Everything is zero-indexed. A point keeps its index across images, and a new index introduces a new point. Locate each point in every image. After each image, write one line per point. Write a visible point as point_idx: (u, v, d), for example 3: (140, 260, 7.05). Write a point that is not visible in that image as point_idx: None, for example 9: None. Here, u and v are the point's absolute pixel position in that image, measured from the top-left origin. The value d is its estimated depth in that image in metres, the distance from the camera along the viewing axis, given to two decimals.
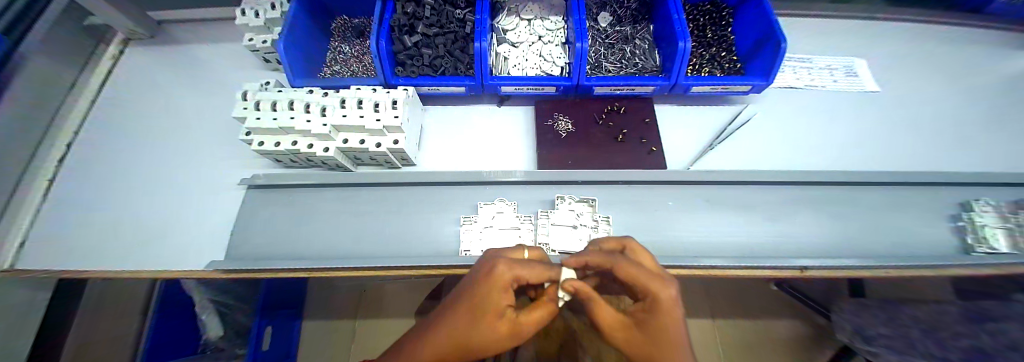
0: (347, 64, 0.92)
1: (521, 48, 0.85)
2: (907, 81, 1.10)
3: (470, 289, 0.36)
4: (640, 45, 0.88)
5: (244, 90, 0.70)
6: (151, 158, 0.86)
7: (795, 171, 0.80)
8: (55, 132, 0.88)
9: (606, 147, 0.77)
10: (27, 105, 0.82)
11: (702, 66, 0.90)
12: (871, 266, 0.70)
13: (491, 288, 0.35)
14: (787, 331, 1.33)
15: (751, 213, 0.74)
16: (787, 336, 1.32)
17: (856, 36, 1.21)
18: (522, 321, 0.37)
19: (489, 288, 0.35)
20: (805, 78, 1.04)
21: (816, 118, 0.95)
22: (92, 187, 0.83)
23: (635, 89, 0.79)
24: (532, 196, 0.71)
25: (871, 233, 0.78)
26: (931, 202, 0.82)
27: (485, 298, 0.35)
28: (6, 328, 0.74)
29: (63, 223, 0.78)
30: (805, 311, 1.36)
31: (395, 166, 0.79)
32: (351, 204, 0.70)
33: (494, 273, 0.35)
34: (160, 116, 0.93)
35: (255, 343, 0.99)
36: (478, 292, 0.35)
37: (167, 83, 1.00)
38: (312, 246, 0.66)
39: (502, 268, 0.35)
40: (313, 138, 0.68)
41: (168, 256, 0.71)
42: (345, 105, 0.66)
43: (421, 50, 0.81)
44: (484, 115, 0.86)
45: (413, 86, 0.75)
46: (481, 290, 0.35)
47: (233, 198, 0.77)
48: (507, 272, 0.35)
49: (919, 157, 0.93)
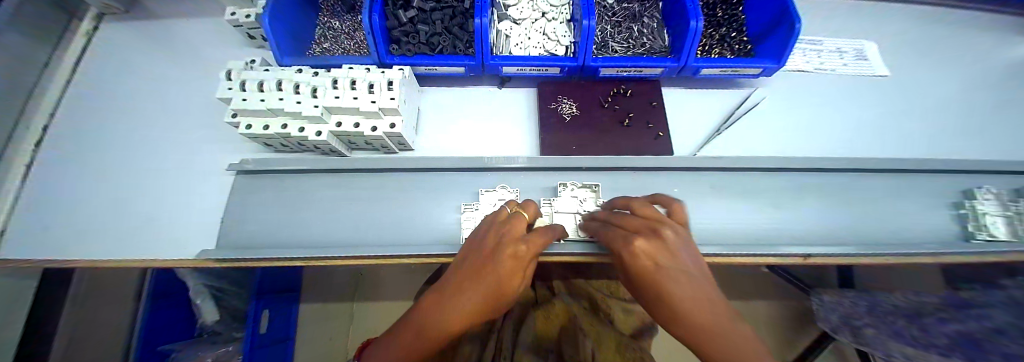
0: (337, 42, 0.86)
1: (523, 25, 0.80)
2: (914, 67, 1.08)
3: (496, 271, 0.38)
4: (648, 24, 0.84)
5: (228, 68, 0.65)
6: (133, 141, 0.81)
7: (801, 158, 0.78)
8: (32, 111, 0.82)
9: (610, 132, 0.75)
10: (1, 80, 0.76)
11: (711, 48, 0.87)
12: (871, 252, 0.70)
13: (515, 271, 0.39)
14: (776, 313, 1.37)
15: (756, 200, 0.73)
16: (776, 317, 1.37)
17: (868, 18, 1.17)
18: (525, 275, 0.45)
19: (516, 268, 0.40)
20: (815, 61, 1.01)
21: (824, 103, 0.93)
22: (73, 170, 0.79)
23: (643, 71, 0.76)
24: (534, 182, 0.70)
25: (873, 220, 0.78)
26: (934, 190, 0.82)
27: (510, 280, 0.39)
28: None
29: (46, 208, 0.74)
30: (795, 293, 1.40)
31: (392, 151, 0.76)
32: (346, 190, 0.67)
33: (518, 257, 0.40)
34: (138, 99, 0.88)
35: (252, 327, 0.95)
36: (504, 278, 0.38)
37: (145, 62, 0.93)
38: (306, 234, 0.64)
39: (525, 249, 0.41)
40: (304, 121, 0.64)
41: (156, 245, 0.68)
42: (337, 86, 0.62)
43: (417, 27, 0.76)
44: (485, 97, 0.82)
45: (409, 66, 0.70)
46: (507, 275, 0.39)
47: (222, 185, 0.74)
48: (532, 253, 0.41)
49: (922, 144, 0.93)
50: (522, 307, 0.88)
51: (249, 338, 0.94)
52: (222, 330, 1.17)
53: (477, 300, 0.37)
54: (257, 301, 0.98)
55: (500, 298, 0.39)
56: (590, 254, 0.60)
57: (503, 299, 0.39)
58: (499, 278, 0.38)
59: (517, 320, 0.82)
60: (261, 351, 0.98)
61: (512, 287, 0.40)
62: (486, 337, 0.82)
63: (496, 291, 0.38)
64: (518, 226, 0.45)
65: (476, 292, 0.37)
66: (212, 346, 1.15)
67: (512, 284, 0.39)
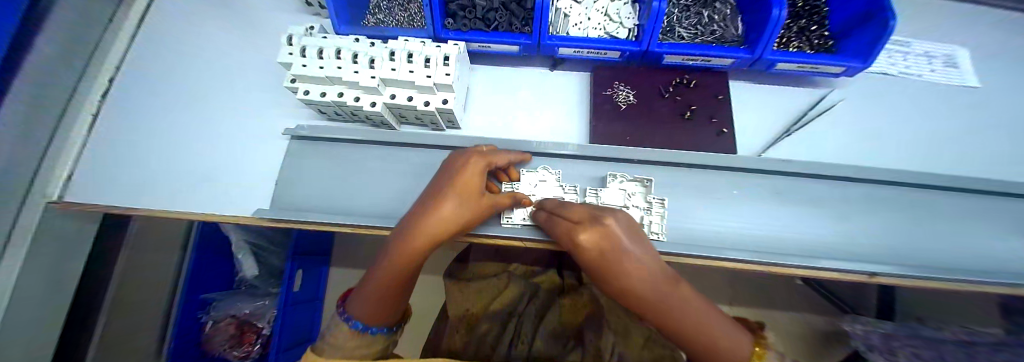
0: (391, 13, 0.84)
1: (583, 5, 0.75)
2: (1014, 81, 0.95)
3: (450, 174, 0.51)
4: (721, 9, 0.77)
5: (289, 33, 0.66)
6: (188, 99, 0.85)
7: (876, 169, 0.72)
8: (98, 64, 0.85)
9: (666, 125, 0.70)
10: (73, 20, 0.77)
11: (788, 40, 0.79)
12: (944, 278, 0.64)
13: (473, 173, 0.49)
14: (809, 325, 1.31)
15: (822, 209, 0.68)
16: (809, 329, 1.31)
17: (967, 19, 1.04)
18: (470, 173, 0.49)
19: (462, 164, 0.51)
20: (900, 63, 0.90)
21: (907, 111, 0.84)
22: (137, 123, 0.83)
23: (711, 60, 0.70)
24: (582, 171, 0.67)
25: (950, 244, 0.71)
26: (1021, 218, 0.74)
27: (469, 179, 0.49)
28: (48, 257, 0.76)
29: (113, 157, 0.79)
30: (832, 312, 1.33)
31: (439, 128, 0.75)
32: (395, 164, 0.67)
33: (471, 162, 0.50)
34: (192, 58, 0.91)
35: (287, 285, 1.02)
36: (461, 176, 0.48)
37: (202, 22, 0.96)
38: (354, 203, 0.65)
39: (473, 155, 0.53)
40: (359, 91, 0.64)
41: (208, 199, 0.71)
42: (394, 58, 0.61)
43: (474, 0, 0.73)
44: (535, 79, 0.79)
45: (463, 41, 0.68)
46: (466, 173, 0.49)
47: (273, 148, 0.76)
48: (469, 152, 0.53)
49: (1015, 166, 0.83)
50: (548, 292, 0.94)
51: (285, 295, 1.02)
52: (258, 285, 1.25)
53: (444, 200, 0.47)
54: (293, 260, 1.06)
55: (463, 195, 0.47)
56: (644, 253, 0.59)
57: (467, 199, 0.48)
58: (458, 181, 0.48)
59: (542, 303, 0.88)
60: (294, 308, 1.07)
61: (473, 185, 0.49)
62: (506, 318, 0.82)
63: (455, 189, 0.47)
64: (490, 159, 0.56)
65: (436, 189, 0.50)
66: (251, 298, 1.24)
67: (473, 183, 0.49)
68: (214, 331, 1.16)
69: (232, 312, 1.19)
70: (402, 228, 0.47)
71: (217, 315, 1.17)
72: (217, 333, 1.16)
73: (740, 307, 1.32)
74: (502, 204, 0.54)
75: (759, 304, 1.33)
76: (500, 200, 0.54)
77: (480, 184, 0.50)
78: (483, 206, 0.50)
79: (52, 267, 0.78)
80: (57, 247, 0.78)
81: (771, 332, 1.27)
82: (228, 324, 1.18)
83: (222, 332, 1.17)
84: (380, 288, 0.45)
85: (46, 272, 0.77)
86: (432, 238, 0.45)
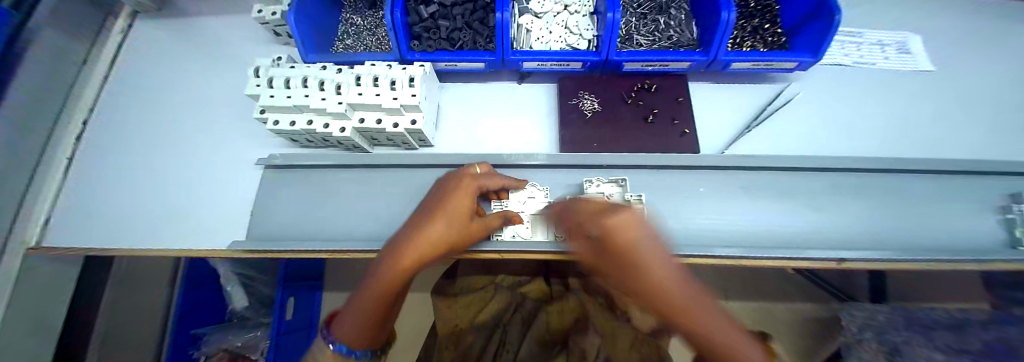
0: (360, 38, 0.86)
1: (544, 19, 0.78)
2: (966, 60, 0.99)
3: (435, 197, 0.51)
4: (676, 15, 0.80)
5: (256, 66, 0.67)
6: (162, 135, 0.85)
7: (834, 158, 0.75)
8: (72, 106, 0.86)
9: (632, 129, 0.72)
10: (44, 69, 0.78)
11: (743, 40, 0.82)
12: (909, 259, 0.66)
13: (464, 196, 0.50)
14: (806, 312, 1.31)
15: (787, 201, 0.70)
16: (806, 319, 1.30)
17: (915, 6, 1.08)
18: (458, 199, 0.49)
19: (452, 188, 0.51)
20: (854, 53, 0.94)
21: (864, 98, 0.87)
22: (111, 162, 0.83)
23: (669, 65, 0.73)
24: (553, 179, 0.68)
25: (914, 224, 0.74)
26: (979, 193, 0.77)
27: (460, 203, 0.49)
28: (30, 302, 0.75)
29: (87, 197, 0.79)
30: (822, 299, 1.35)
31: (412, 147, 0.76)
32: (369, 186, 0.68)
33: (462, 186, 0.51)
34: (166, 92, 0.91)
35: (278, 314, 1.06)
36: (453, 199, 0.48)
37: (174, 57, 0.97)
38: (330, 228, 0.66)
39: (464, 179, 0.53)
40: (328, 118, 0.65)
41: (183, 235, 0.71)
42: (360, 83, 0.63)
43: (437, 22, 0.75)
44: (504, 93, 0.81)
45: (429, 62, 0.70)
46: (458, 197, 0.49)
47: (248, 178, 0.76)
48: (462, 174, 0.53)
49: (974, 144, 0.86)
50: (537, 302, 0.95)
51: (276, 325, 1.05)
52: (251, 316, 1.24)
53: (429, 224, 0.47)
54: (285, 288, 1.11)
55: (452, 218, 0.47)
56: None
57: (457, 223, 0.48)
58: (449, 204, 0.48)
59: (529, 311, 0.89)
60: (289, 336, 1.11)
61: (463, 209, 0.49)
62: (492, 330, 0.84)
63: (445, 213, 0.47)
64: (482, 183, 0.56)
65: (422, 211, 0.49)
66: (241, 330, 1.21)
67: (463, 207, 0.49)
68: None
69: (224, 345, 1.18)
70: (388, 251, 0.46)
71: (207, 350, 1.16)
72: None
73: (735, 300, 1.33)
74: (492, 226, 0.54)
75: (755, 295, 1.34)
76: (490, 222, 0.54)
77: (470, 207, 0.50)
78: (473, 228, 0.51)
79: (38, 316, 0.78)
80: (42, 292, 0.78)
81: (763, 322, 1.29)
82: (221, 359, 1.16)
83: None
84: (364, 313, 0.44)
85: (30, 315, 0.75)
86: (418, 260, 0.44)
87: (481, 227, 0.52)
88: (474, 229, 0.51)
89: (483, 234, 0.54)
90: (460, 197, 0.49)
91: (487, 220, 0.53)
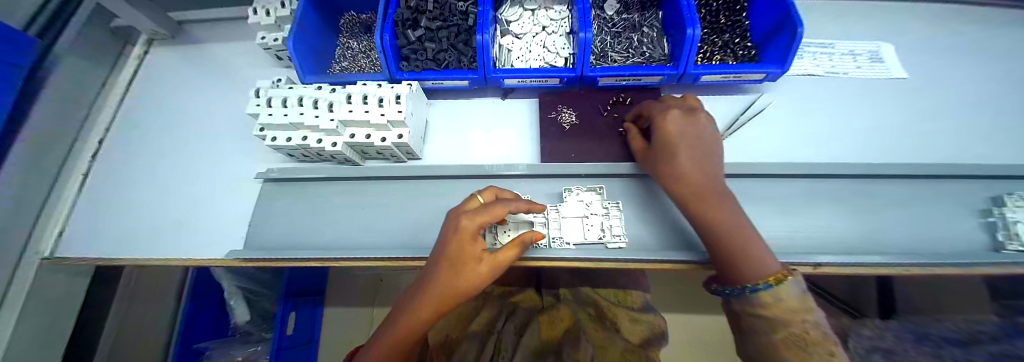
0: (355, 60, 0.93)
1: (524, 40, 0.84)
2: (945, 66, 1.01)
3: (442, 246, 0.46)
4: (648, 33, 0.86)
5: (257, 87, 0.73)
6: (171, 153, 0.91)
7: (806, 164, 0.77)
8: (89, 126, 0.93)
9: (609, 140, 0.76)
10: (66, 92, 0.86)
11: (713, 54, 0.86)
12: (885, 263, 0.67)
13: (467, 240, 0.44)
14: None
15: (759, 207, 0.73)
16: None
17: (887, 17, 1.12)
18: (463, 248, 0.44)
19: (456, 236, 0.44)
20: (826, 64, 0.98)
21: (837, 107, 0.90)
22: (121, 177, 0.89)
23: (641, 79, 0.77)
24: (534, 188, 0.72)
25: (893, 228, 0.74)
26: (958, 197, 0.77)
27: (465, 249, 0.44)
28: (41, 310, 0.80)
29: (98, 211, 0.84)
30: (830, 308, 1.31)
31: (401, 160, 0.81)
32: (358, 197, 0.72)
33: (461, 229, 0.44)
34: (176, 111, 0.98)
35: (279, 329, 1.16)
36: (456, 245, 0.43)
37: (184, 79, 1.04)
38: (322, 237, 0.69)
39: (466, 222, 0.44)
40: (321, 134, 0.70)
41: (185, 245, 0.76)
42: (351, 101, 0.68)
43: (424, 44, 0.81)
44: (489, 108, 0.86)
45: (416, 81, 0.75)
46: (460, 242, 0.44)
47: (247, 191, 0.81)
48: (463, 215, 0.45)
49: (955, 148, 0.86)
50: (529, 311, 0.98)
51: (277, 339, 1.15)
52: (252, 330, 1.28)
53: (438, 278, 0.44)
54: (285, 303, 1.22)
55: (456, 270, 0.43)
56: (604, 261, 0.62)
57: (467, 273, 0.44)
58: (454, 249, 0.44)
59: (520, 324, 0.90)
60: (290, 351, 1.19)
61: (469, 256, 0.44)
62: (486, 337, 0.88)
63: (451, 263, 0.44)
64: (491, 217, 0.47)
65: (434, 262, 0.46)
66: (243, 345, 1.27)
67: (469, 252, 0.44)
68: None
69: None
70: (406, 306, 0.46)
71: None
72: None
73: None
74: (508, 259, 0.48)
75: None
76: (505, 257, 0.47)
77: (476, 250, 0.44)
78: (485, 271, 0.45)
79: (48, 327, 0.83)
80: (54, 301, 0.83)
81: None
82: None
83: None
84: (376, 359, 0.44)
85: (38, 323, 0.80)
86: (435, 313, 0.44)
87: (496, 267, 0.46)
88: (488, 272, 0.45)
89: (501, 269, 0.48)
90: (465, 247, 0.44)
91: (501, 255, 0.47)
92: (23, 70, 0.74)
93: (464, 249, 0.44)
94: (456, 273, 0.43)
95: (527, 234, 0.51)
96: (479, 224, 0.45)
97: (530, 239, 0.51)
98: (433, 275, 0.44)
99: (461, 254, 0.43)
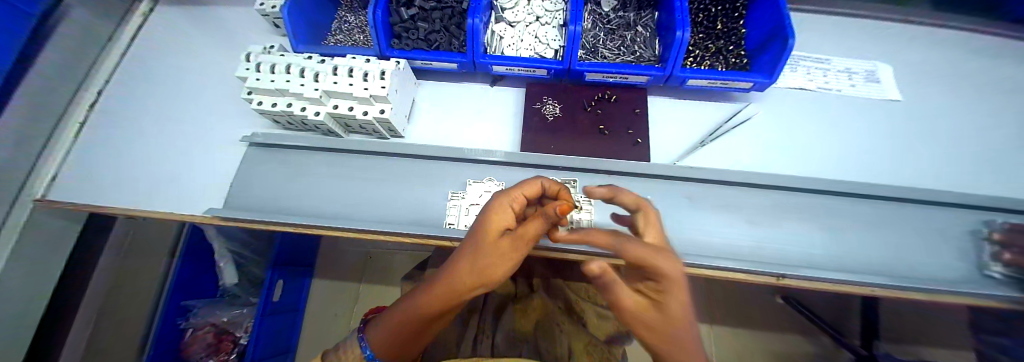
0: (350, 34, 0.94)
1: (517, 28, 0.85)
2: (942, 93, 0.99)
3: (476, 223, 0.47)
4: (641, 33, 0.87)
5: (248, 52, 0.74)
6: (169, 114, 0.92)
7: (784, 175, 0.77)
8: (92, 75, 0.95)
9: (589, 136, 0.77)
10: (76, 39, 0.88)
11: (703, 59, 0.87)
12: (849, 282, 0.66)
13: (495, 210, 0.45)
14: (783, 350, 1.37)
15: (730, 213, 0.73)
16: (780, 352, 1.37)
17: (891, 38, 1.10)
18: (489, 220, 0.44)
19: (487, 210, 0.46)
20: (819, 79, 0.98)
21: (826, 123, 0.90)
22: (115, 131, 0.91)
23: (629, 77, 0.78)
24: (509, 175, 0.73)
25: (866, 247, 0.73)
26: (938, 223, 0.76)
27: (490, 218, 0.44)
28: (35, 248, 0.84)
29: (93, 158, 0.87)
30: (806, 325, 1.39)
31: (384, 137, 0.82)
32: (337, 169, 0.74)
33: (496, 200, 0.46)
34: (175, 72, 1.00)
35: (266, 295, 1.16)
36: (483, 212, 0.45)
37: (188, 38, 1.06)
38: (297, 204, 0.71)
39: (499, 197, 0.47)
40: (306, 102, 0.71)
41: (169, 199, 0.78)
42: (336, 73, 0.69)
43: (417, 23, 0.82)
44: (476, 93, 0.87)
45: (405, 59, 0.76)
46: (488, 210, 0.45)
47: (235, 154, 0.83)
48: (499, 191, 0.49)
49: (941, 175, 0.85)
50: (503, 297, 0.98)
51: (263, 305, 1.15)
52: (240, 293, 1.37)
53: (463, 254, 0.44)
54: (274, 269, 1.20)
55: (481, 235, 0.43)
56: (567, 251, 0.65)
57: (485, 245, 0.43)
58: (483, 219, 0.46)
59: (497, 312, 0.92)
60: (273, 317, 1.20)
61: (496, 223, 0.44)
62: (466, 319, 0.93)
63: (479, 228, 0.45)
64: (521, 196, 0.48)
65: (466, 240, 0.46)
66: (229, 306, 1.34)
67: (493, 221, 0.44)
68: (191, 338, 1.25)
69: (212, 320, 1.29)
70: (434, 277, 0.45)
71: (194, 321, 1.26)
72: (194, 341, 1.25)
73: (716, 325, 1.41)
74: (531, 235, 0.43)
75: (728, 319, 1.42)
76: (526, 232, 0.43)
77: (499, 222, 0.44)
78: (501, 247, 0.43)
79: (36, 267, 0.86)
80: (42, 242, 0.86)
81: (745, 349, 1.37)
82: (206, 332, 1.27)
83: (199, 340, 1.26)
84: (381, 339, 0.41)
85: (32, 260, 0.84)
86: (446, 293, 0.40)
87: (516, 242, 0.43)
88: (509, 245, 0.43)
89: (523, 247, 0.44)
90: (494, 219, 0.44)
91: (524, 227, 0.43)
92: (33, 18, 0.76)
93: (491, 220, 0.44)
94: (478, 245, 0.43)
95: (553, 203, 0.42)
96: (510, 198, 0.47)
97: (553, 210, 0.40)
98: (460, 250, 0.45)
99: (489, 226, 0.44)
